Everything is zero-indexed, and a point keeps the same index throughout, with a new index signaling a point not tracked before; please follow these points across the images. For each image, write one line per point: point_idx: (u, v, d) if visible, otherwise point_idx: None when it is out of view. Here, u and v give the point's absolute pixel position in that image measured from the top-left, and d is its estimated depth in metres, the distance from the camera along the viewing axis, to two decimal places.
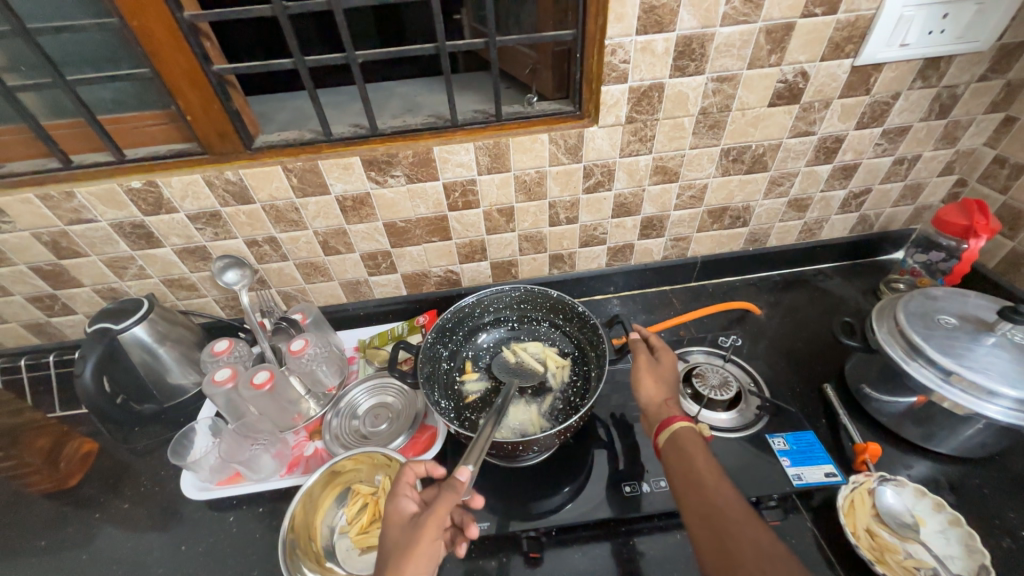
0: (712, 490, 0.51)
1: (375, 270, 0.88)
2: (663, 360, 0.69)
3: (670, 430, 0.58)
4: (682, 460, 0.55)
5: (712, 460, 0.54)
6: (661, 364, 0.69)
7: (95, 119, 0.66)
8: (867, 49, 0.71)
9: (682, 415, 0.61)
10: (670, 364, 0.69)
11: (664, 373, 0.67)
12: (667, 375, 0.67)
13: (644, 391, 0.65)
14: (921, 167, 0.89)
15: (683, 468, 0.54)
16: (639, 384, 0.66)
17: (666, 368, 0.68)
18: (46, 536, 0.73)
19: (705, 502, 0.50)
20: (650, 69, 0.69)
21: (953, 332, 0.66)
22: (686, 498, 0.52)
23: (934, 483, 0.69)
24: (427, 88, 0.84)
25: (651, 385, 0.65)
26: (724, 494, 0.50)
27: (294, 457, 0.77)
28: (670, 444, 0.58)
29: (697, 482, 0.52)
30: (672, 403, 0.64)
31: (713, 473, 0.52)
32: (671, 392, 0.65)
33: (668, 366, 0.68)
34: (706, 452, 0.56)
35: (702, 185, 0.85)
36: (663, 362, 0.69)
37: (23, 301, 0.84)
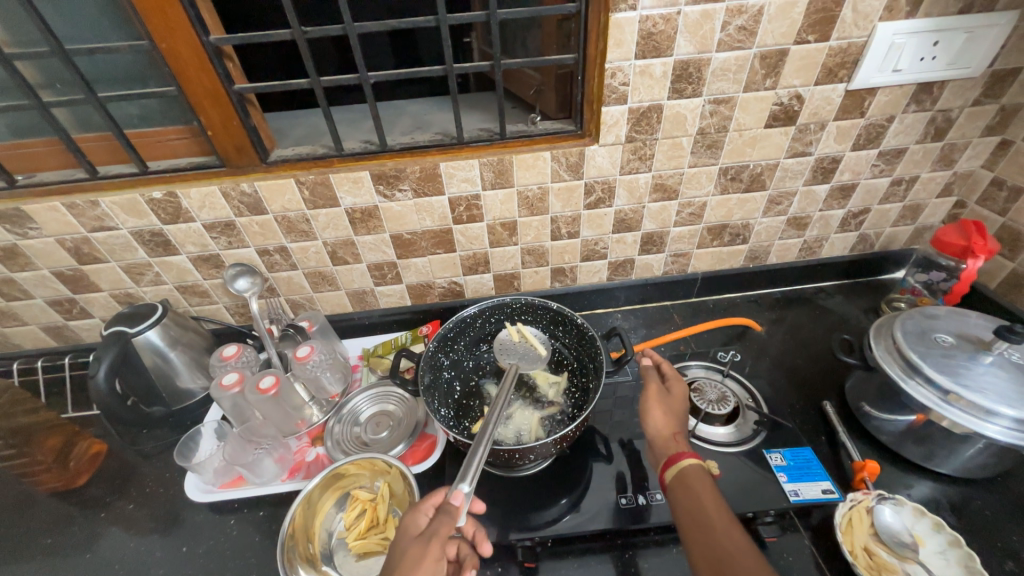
0: (722, 535, 0.50)
1: (381, 280, 0.91)
2: (674, 390, 0.69)
3: (678, 466, 0.58)
4: (690, 500, 0.55)
5: (720, 501, 0.54)
6: (671, 393, 0.69)
7: (122, 134, 0.70)
8: (860, 74, 0.73)
9: (691, 452, 0.60)
10: (682, 395, 0.69)
11: (673, 405, 0.67)
12: (677, 407, 0.67)
13: (651, 421, 0.65)
14: (919, 188, 0.90)
15: (689, 508, 0.54)
16: (647, 414, 0.66)
17: (678, 399, 0.68)
18: (52, 534, 0.75)
19: (715, 548, 0.49)
20: (649, 91, 0.72)
21: (951, 350, 0.66)
22: (693, 539, 0.51)
23: (934, 503, 0.69)
24: (437, 107, 0.88)
25: (661, 418, 0.65)
26: (733, 538, 0.50)
27: (295, 462, 0.78)
28: (676, 482, 0.57)
29: (706, 526, 0.51)
30: (681, 437, 0.63)
31: (724, 518, 0.52)
32: (681, 426, 0.65)
33: (680, 397, 0.68)
34: (714, 493, 0.55)
35: (701, 203, 0.87)
36: (675, 391, 0.69)
37: (43, 304, 0.87)
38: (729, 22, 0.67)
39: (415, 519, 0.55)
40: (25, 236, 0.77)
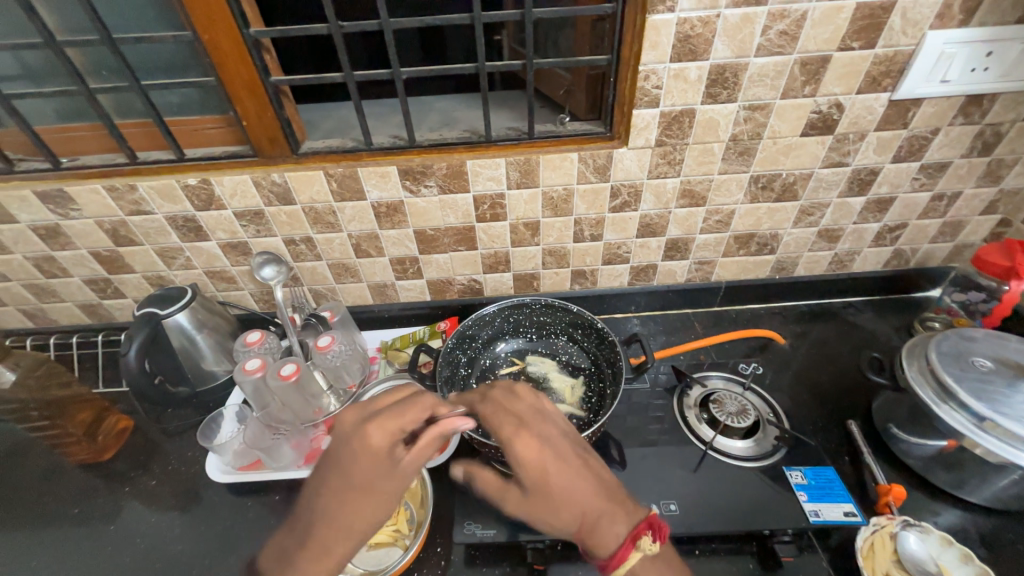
0: None
1: (403, 274, 0.92)
2: (528, 474, 0.58)
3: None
4: None
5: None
6: (523, 478, 0.58)
7: (162, 121, 0.72)
8: (905, 83, 0.70)
9: (619, 548, 0.55)
10: (539, 458, 0.58)
11: (530, 493, 0.58)
12: (543, 492, 0.58)
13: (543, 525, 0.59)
14: (961, 204, 0.87)
15: None
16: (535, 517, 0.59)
17: (541, 477, 0.58)
18: (79, 505, 0.78)
19: None
20: (682, 95, 0.71)
21: (988, 375, 0.63)
22: None
23: (962, 533, 0.66)
24: (465, 104, 0.88)
25: (552, 518, 0.57)
26: None
27: (311, 450, 0.80)
28: None
29: None
30: (593, 527, 0.57)
31: None
32: (578, 509, 0.57)
33: (529, 466, 0.58)
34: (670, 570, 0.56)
35: (729, 211, 0.85)
36: (527, 469, 0.58)
37: (80, 283, 0.91)
38: (769, 27, 0.65)
39: (376, 436, 0.53)
40: (67, 217, 0.80)
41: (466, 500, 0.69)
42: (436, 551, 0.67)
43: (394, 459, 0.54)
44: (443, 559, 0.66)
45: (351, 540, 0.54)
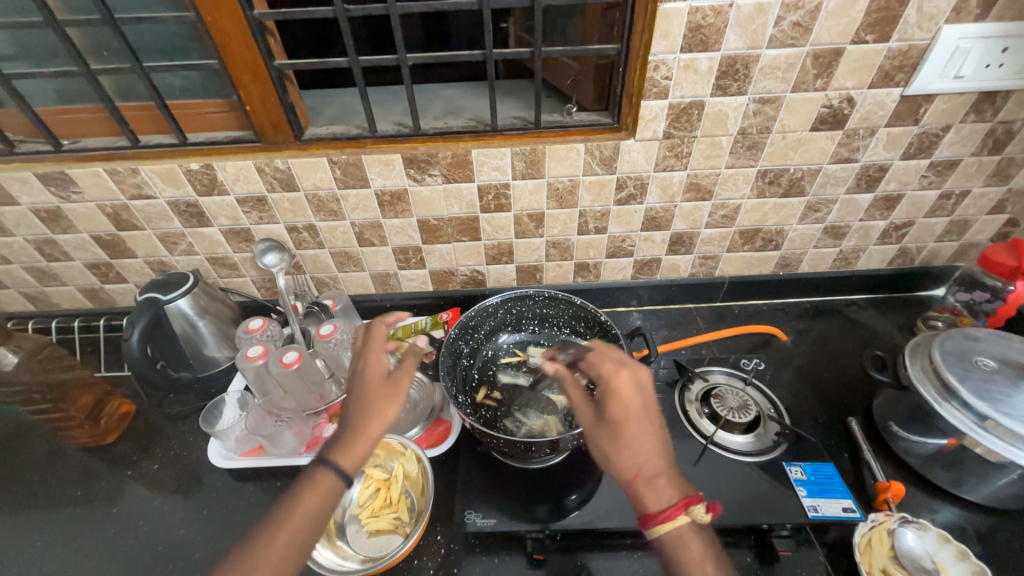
0: None
1: (405, 263, 0.91)
2: (610, 405, 0.58)
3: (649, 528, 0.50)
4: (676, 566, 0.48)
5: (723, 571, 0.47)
6: (607, 410, 0.58)
7: (164, 104, 0.71)
8: (918, 79, 0.69)
9: (671, 507, 0.50)
10: (634, 398, 0.58)
11: (607, 428, 0.57)
12: (618, 429, 0.56)
13: (600, 455, 0.56)
14: (969, 203, 0.86)
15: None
16: (595, 447, 0.57)
17: (625, 413, 0.57)
18: (82, 487, 0.78)
19: None
20: (691, 87, 0.70)
21: (991, 375, 0.63)
22: None
23: (959, 530, 0.67)
24: (470, 92, 0.87)
25: (617, 454, 0.55)
26: None
27: (313, 437, 0.81)
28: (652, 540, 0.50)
29: None
30: (648, 477, 0.52)
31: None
32: (645, 457, 0.54)
33: (614, 411, 0.58)
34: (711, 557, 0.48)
35: (735, 206, 0.85)
36: (620, 401, 0.58)
37: (81, 267, 0.90)
38: (783, 18, 0.64)
39: (378, 359, 0.65)
40: (68, 200, 0.80)
41: (466, 490, 0.69)
42: (436, 539, 0.68)
43: (393, 380, 0.62)
44: (443, 546, 0.67)
45: (352, 464, 0.56)
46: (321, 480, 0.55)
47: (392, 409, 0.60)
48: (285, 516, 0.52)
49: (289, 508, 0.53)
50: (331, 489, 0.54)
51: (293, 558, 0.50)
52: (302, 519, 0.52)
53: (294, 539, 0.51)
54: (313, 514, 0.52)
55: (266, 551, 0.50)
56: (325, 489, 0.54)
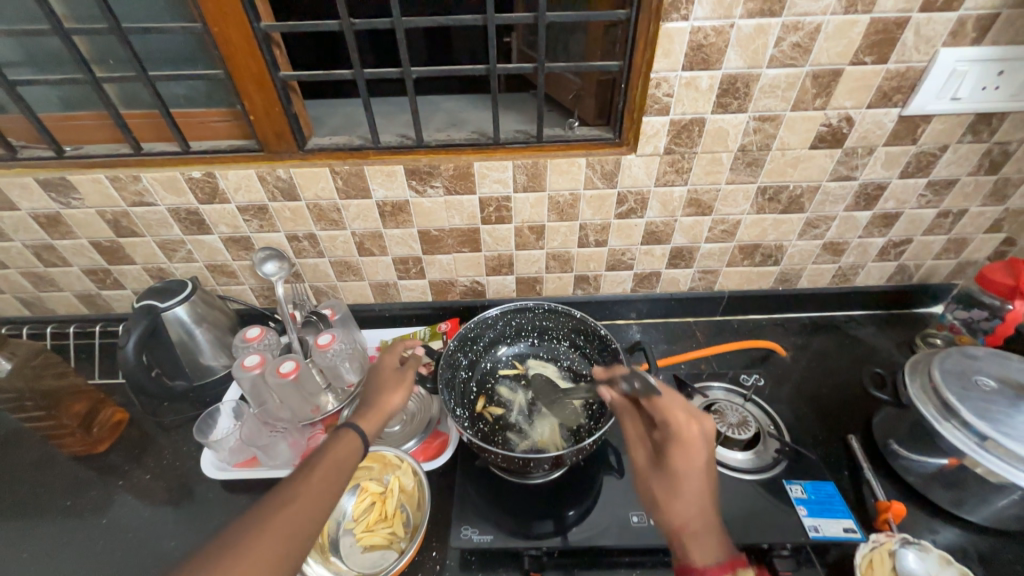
0: None
1: (405, 273, 0.91)
2: (674, 457, 0.53)
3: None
4: None
5: None
6: (668, 459, 0.54)
7: (167, 112, 0.71)
8: (916, 100, 0.70)
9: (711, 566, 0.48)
10: (701, 454, 0.53)
11: (659, 473, 0.54)
12: (672, 478, 0.53)
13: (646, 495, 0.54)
14: (966, 222, 0.87)
15: None
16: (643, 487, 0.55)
17: (688, 468, 0.53)
18: (71, 497, 0.77)
19: None
20: (692, 104, 0.71)
21: (991, 395, 0.63)
22: None
23: (960, 552, 0.66)
24: (473, 105, 0.88)
25: (663, 502, 0.52)
26: None
27: (308, 448, 0.79)
28: None
29: None
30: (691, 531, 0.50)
31: None
32: (694, 511, 0.51)
33: (675, 460, 0.53)
34: None
35: (735, 221, 0.85)
36: (686, 454, 0.53)
37: (79, 272, 0.90)
38: (783, 38, 0.65)
39: (393, 354, 0.71)
40: (68, 206, 0.80)
41: (463, 504, 0.69)
42: (432, 555, 0.66)
43: (405, 368, 0.69)
44: (438, 563, 0.66)
45: (369, 427, 0.60)
46: (346, 437, 0.57)
47: (404, 390, 0.66)
48: (315, 464, 0.53)
49: (317, 460, 0.54)
50: (355, 444, 0.57)
51: (323, 503, 0.51)
52: (332, 469, 0.53)
53: (324, 486, 0.52)
54: (337, 465, 0.54)
55: (300, 497, 0.49)
56: (351, 446, 0.57)
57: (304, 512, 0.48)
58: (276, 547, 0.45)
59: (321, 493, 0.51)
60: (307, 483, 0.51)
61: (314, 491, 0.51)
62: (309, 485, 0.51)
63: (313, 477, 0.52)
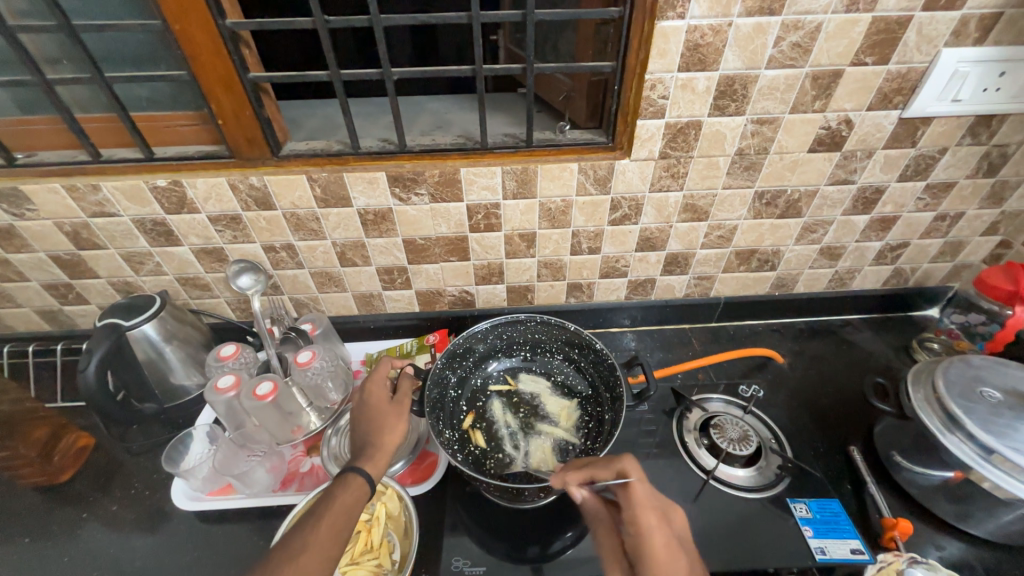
0: None
1: (390, 284, 0.87)
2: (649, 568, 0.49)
3: None
4: None
5: None
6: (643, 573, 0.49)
7: (128, 117, 0.66)
8: (916, 101, 0.68)
9: None
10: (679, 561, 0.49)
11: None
12: None
13: None
14: (963, 225, 0.85)
15: None
16: None
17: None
18: (30, 532, 0.71)
19: None
20: (689, 106, 0.68)
21: (997, 408, 0.60)
22: None
23: (966, 568, 0.64)
24: (459, 107, 0.84)
25: None
26: None
27: (289, 473, 0.75)
28: None
29: None
30: None
31: None
32: None
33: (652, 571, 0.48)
34: None
35: (731, 227, 0.83)
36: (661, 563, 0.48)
37: (38, 287, 0.84)
38: (783, 38, 0.62)
39: (380, 383, 0.66)
40: (22, 217, 0.74)
41: (454, 533, 0.65)
42: None
43: (398, 398, 0.65)
44: None
45: (373, 468, 0.58)
46: (350, 484, 0.55)
47: (404, 422, 0.63)
48: (320, 514, 0.52)
49: (321, 511, 0.52)
50: (360, 491, 0.55)
51: (331, 555, 0.49)
52: (337, 518, 0.52)
53: (330, 538, 0.50)
54: (346, 514, 0.52)
55: (309, 549, 0.49)
56: (355, 492, 0.54)
57: (312, 570, 0.48)
58: None
59: (329, 546, 0.50)
60: (315, 533, 0.50)
61: (320, 546, 0.49)
62: (315, 538, 0.50)
63: (317, 532, 0.50)
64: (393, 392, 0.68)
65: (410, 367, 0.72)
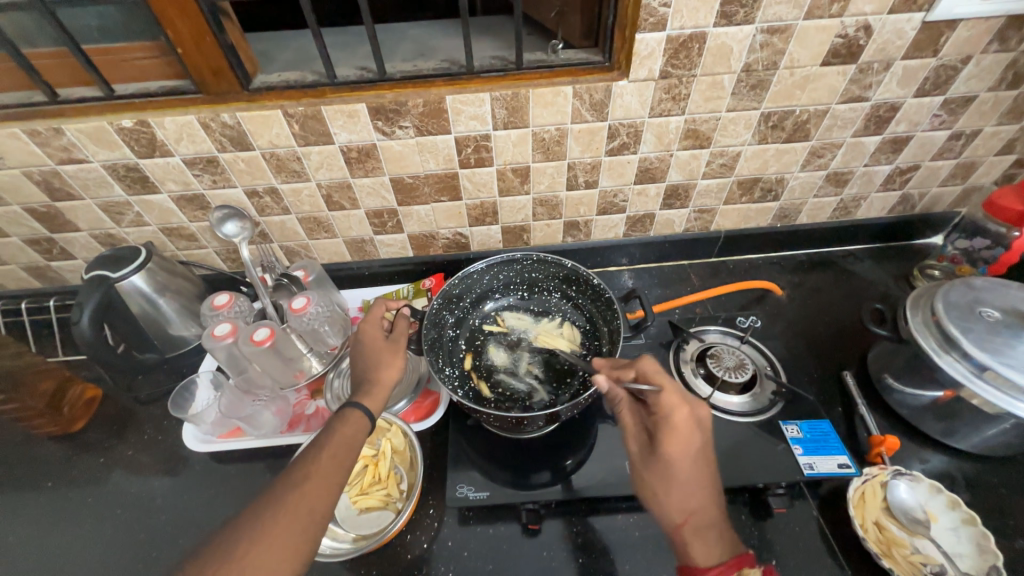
0: None
1: (381, 228, 0.84)
2: (675, 454, 0.52)
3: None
4: None
5: None
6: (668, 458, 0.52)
7: (79, 49, 0.60)
8: (944, 1, 0.62)
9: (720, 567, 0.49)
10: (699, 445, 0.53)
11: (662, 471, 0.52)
12: (674, 476, 0.52)
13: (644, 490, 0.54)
14: (979, 144, 0.81)
15: None
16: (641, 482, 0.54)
17: (689, 463, 0.52)
18: (53, 477, 0.74)
19: None
20: (693, 15, 0.62)
21: (995, 327, 0.60)
22: None
23: (948, 479, 0.67)
24: (442, 30, 0.77)
25: (668, 500, 0.52)
26: None
27: (295, 415, 0.76)
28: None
29: None
30: (693, 525, 0.51)
31: None
32: (698, 504, 0.52)
33: (677, 457, 0.52)
34: None
35: (735, 153, 0.79)
36: (685, 450, 0.52)
37: (20, 243, 0.82)
38: None
39: (376, 322, 0.66)
40: None
41: (459, 464, 0.68)
42: (429, 512, 0.66)
43: (394, 336, 0.65)
44: (436, 520, 0.65)
45: (373, 403, 0.59)
46: (350, 418, 0.56)
47: (401, 359, 0.63)
48: (322, 445, 0.53)
49: (323, 442, 0.53)
50: (360, 422, 0.56)
51: (337, 480, 0.51)
52: (340, 449, 0.53)
53: (335, 466, 0.52)
54: (347, 444, 0.54)
55: (313, 475, 0.50)
56: (356, 425, 0.56)
57: (319, 493, 0.49)
58: (297, 519, 0.47)
59: (334, 470, 0.51)
60: (317, 461, 0.51)
61: (325, 473, 0.51)
62: (319, 467, 0.51)
63: (321, 461, 0.51)
64: (389, 331, 0.68)
65: (406, 309, 0.72)
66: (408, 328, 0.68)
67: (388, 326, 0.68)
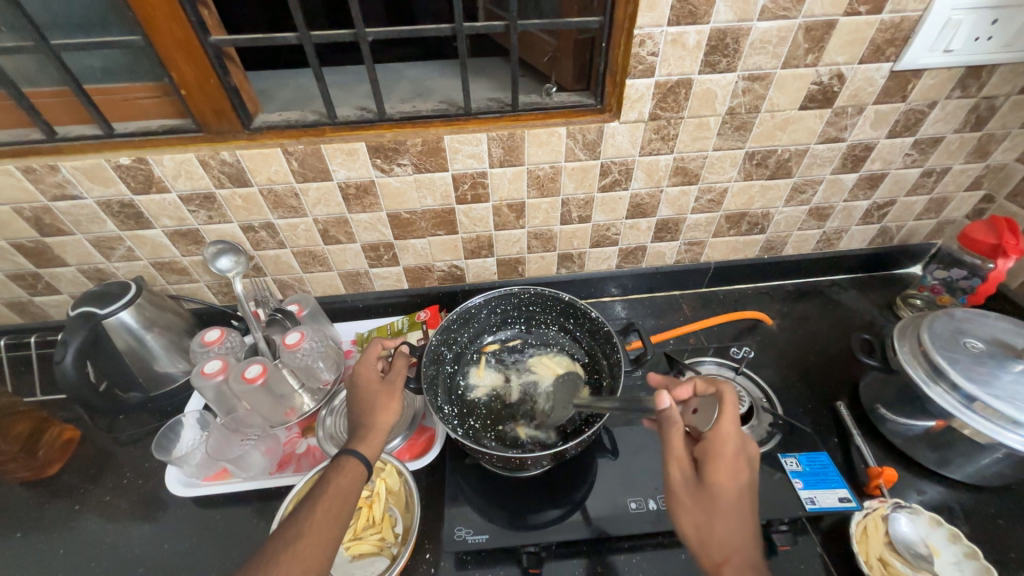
0: None
1: (376, 262, 0.85)
2: (715, 475, 0.50)
3: None
4: None
5: None
6: (709, 481, 0.50)
7: (81, 90, 0.61)
8: (908, 53, 0.67)
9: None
10: (745, 472, 0.50)
11: (702, 498, 0.50)
12: (719, 500, 0.49)
13: (682, 517, 0.50)
14: (949, 180, 0.86)
15: None
16: (676, 506, 0.51)
17: (730, 489, 0.49)
18: (22, 526, 0.69)
19: None
20: (679, 63, 0.65)
21: (979, 357, 0.62)
22: None
23: (947, 510, 0.67)
24: (439, 71, 0.80)
25: (712, 531, 0.48)
26: None
27: (285, 454, 0.74)
28: None
29: None
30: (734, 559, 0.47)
31: None
32: (741, 537, 0.48)
33: (720, 480, 0.49)
34: None
35: (722, 189, 0.82)
36: (729, 472, 0.50)
37: (3, 278, 0.80)
38: None
39: (370, 364, 0.65)
40: None
41: (456, 504, 0.66)
42: (425, 557, 0.63)
43: (391, 377, 0.64)
44: (432, 566, 0.63)
45: (369, 450, 0.58)
46: (345, 467, 0.55)
47: (397, 401, 0.62)
48: (317, 499, 0.52)
49: (318, 495, 0.52)
50: (356, 471, 0.55)
51: (332, 535, 0.50)
52: (335, 501, 0.52)
53: (330, 520, 0.51)
54: (342, 495, 0.52)
55: (308, 532, 0.49)
56: (352, 474, 0.54)
57: (313, 551, 0.48)
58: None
59: (329, 525, 0.50)
60: (312, 516, 0.50)
61: (320, 529, 0.50)
62: (313, 522, 0.50)
63: (316, 517, 0.50)
64: (385, 372, 0.66)
65: (404, 345, 0.71)
66: (405, 366, 0.67)
67: (383, 366, 0.67)
